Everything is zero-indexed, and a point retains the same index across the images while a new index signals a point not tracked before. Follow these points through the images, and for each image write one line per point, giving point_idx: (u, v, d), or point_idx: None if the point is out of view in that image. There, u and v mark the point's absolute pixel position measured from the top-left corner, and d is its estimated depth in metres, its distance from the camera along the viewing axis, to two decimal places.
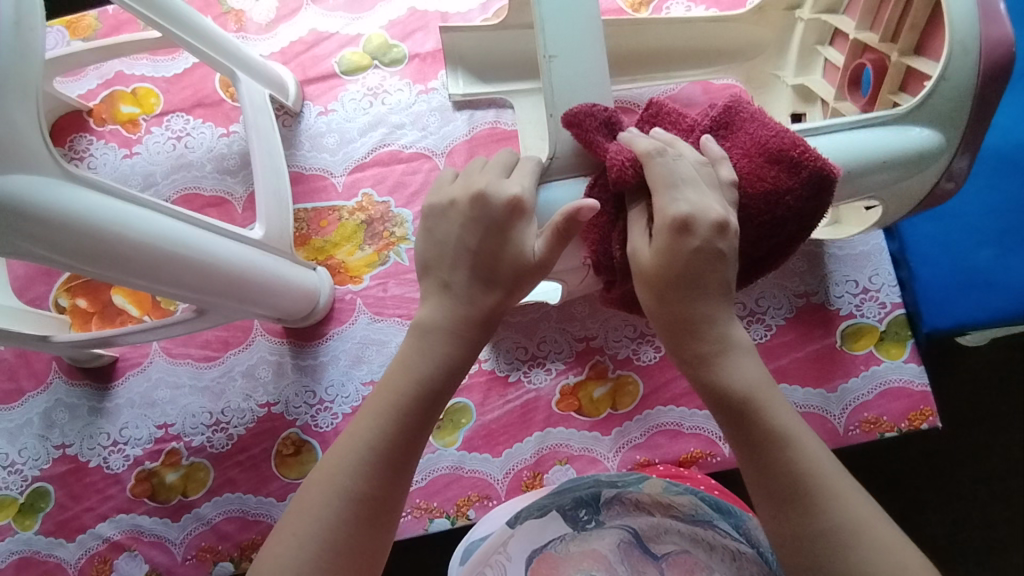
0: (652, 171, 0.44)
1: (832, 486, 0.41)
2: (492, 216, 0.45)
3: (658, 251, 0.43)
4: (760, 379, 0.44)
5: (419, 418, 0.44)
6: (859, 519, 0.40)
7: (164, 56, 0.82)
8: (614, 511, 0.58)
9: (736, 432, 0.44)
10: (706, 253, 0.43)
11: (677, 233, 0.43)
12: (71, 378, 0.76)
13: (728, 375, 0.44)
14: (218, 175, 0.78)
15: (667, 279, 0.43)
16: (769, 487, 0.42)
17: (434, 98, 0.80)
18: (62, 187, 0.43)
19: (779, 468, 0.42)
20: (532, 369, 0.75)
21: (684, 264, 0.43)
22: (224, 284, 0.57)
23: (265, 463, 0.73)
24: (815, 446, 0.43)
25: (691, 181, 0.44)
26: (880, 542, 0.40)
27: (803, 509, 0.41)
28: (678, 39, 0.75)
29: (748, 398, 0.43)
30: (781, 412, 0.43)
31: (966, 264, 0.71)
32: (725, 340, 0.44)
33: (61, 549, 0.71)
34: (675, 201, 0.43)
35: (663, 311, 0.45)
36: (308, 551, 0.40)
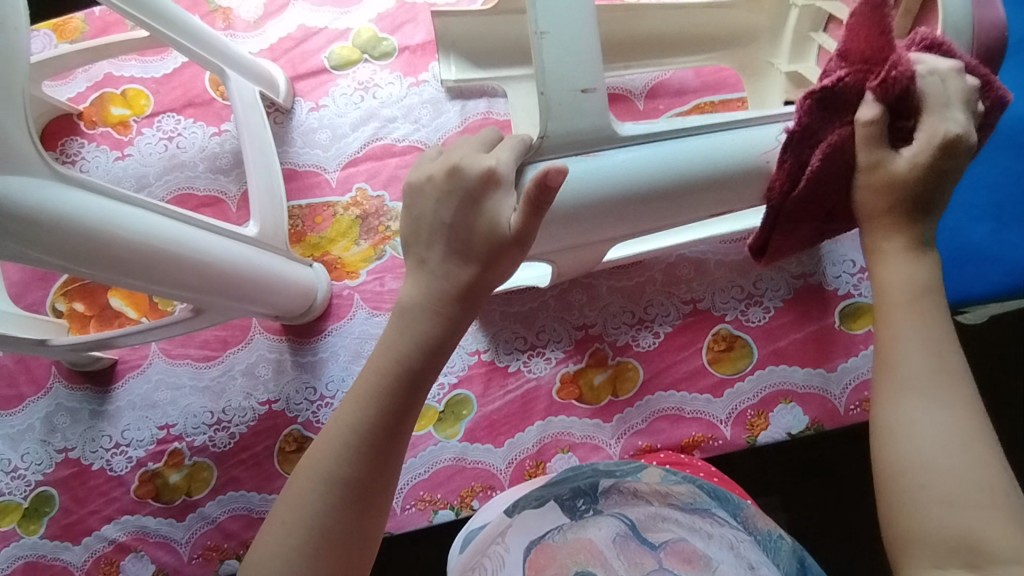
0: (925, 93, 0.48)
1: (954, 395, 0.44)
2: (468, 187, 0.44)
3: (914, 164, 0.48)
4: (927, 287, 0.48)
5: (402, 398, 0.43)
6: (965, 428, 0.43)
7: (152, 56, 0.81)
8: (611, 500, 0.57)
9: (885, 315, 0.48)
10: (949, 172, 0.48)
11: (942, 150, 0.47)
12: (71, 382, 0.77)
13: (887, 273, 0.49)
14: (211, 174, 0.78)
15: (908, 186, 0.48)
16: (898, 369, 0.46)
17: (426, 90, 0.80)
18: (54, 188, 0.43)
19: (907, 356, 0.46)
20: (532, 358, 0.75)
21: (922, 180, 0.48)
22: (220, 281, 0.56)
23: (268, 460, 0.73)
24: (948, 362, 0.46)
25: (965, 105, 0.48)
26: (977, 458, 0.42)
27: (910, 400, 0.45)
28: (669, 26, 0.75)
29: (910, 295, 0.48)
30: (924, 326, 0.47)
31: (964, 240, 0.71)
32: (923, 243, 0.50)
33: (67, 553, 0.71)
34: (949, 120, 0.47)
35: (884, 209, 0.50)
36: (296, 533, 0.40)
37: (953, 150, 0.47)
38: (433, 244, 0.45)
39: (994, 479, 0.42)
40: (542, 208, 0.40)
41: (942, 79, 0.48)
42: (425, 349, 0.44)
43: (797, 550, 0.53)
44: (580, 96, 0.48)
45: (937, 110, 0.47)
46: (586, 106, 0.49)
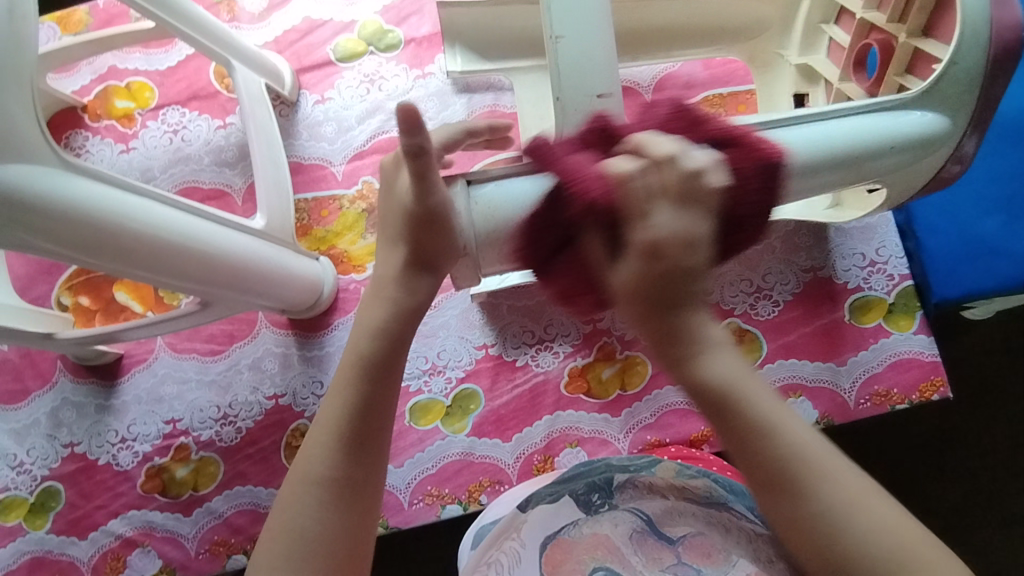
0: (627, 197, 0.38)
1: (823, 466, 0.38)
2: (384, 172, 0.48)
3: (637, 275, 0.38)
4: (739, 370, 0.40)
5: (368, 389, 0.43)
6: (852, 490, 0.37)
7: (156, 48, 0.81)
8: (627, 495, 0.56)
9: (717, 425, 0.39)
10: (679, 273, 0.38)
11: (651, 256, 0.37)
12: (77, 376, 0.76)
13: (703, 375, 0.39)
14: (216, 167, 0.77)
15: (652, 300, 0.38)
16: (761, 476, 0.38)
17: (432, 83, 0.79)
18: (62, 177, 0.42)
19: (764, 454, 0.38)
20: (540, 352, 0.74)
21: (664, 289, 0.38)
22: (225, 275, 0.56)
23: (275, 455, 0.73)
24: (799, 427, 0.39)
25: (676, 193, 0.38)
26: (877, 515, 0.37)
27: (792, 496, 0.37)
28: (679, 17, 0.74)
29: (728, 391, 0.39)
30: (762, 400, 0.39)
31: (975, 233, 0.70)
32: (710, 339, 0.39)
33: (73, 548, 0.71)
34: (653, 223, 0.37)
35: (646, 328, 0.39)
36: (283, 539, 0.40)
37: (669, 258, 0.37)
38: (379, 237, 0.47)
39: (903, 526, 0.37)
40: (427, 173, 0.42)
41: (656, 170, 0.38)
42: (379, 334, 0.44)
43: None
44: (597, 102, 0.47)
45: (644, 206, 0.38)
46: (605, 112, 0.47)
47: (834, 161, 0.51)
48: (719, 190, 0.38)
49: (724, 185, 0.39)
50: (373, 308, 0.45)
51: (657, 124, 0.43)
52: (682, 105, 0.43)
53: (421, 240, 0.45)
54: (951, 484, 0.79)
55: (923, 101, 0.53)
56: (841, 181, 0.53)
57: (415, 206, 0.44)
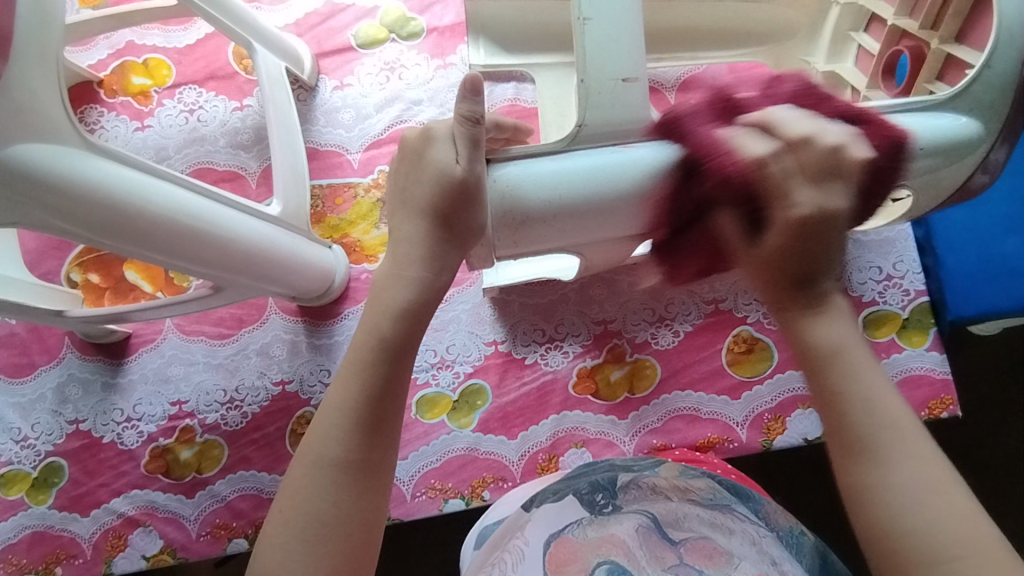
0: (768, 178, 0.42)
1: (911, 446, 0.39)
2: (408, 152, 0.47)
3: (767, 242, 0.42)
4: (852, 339, 0.42)
5: (383, 373, 0.43)
6: (933, 479, 0.38)
7: (175, 25, 0.80)
8: (631, 495, 0.56)
9: (813, 383, 0.42)
10: (821, 236, 0.41)
11: (801, 232, 0.41)
12: (84, 353, 0.76)
13: (813, 330, 0.42)
14: (231, 150, 0.77)
15: (774, 252, 0.42)
16: (847, 438, 0.40)
17: (453, 74, 0.79)
18: (83, 158, 0.42)
19: (852, 417, 0.40)
20: (549, 351, 0.74)
21: (788, 246, 0.41)
22: (239, 259, 0.55)
23: (280, 441, 0.72)
24: (899, 408, 0.40)
25: (815, 169, 0.41)
26: (955, 509, 0.38)
27: (873, 462, 0.39)
28: (707, 19, 0.73)
29: (836, 352, 0.41)
30: (868, 372, 0.41)
31: (993, 251, 0.70)
32: (827, 298, 0.42)
33: (75, 524, 0.71)
34: (795, 200, 0.41)
35: (764, 275, 0.43)
36: (294, 521, 0.40)
37: (812, 230, 0.41)
38: (402, 211, 0.46)
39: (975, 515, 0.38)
40: (479, 141, 0.45)
41: (802, 147, 0.42)
42: (402, 317, 0.44)
43: (818, 546, 0.53)
44: (621, 85, 0.46)
45: (784, 185, 0.41)
46: (627, 97, 0.46)
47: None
48: (858, 161, 0.42)
49: (865, 156, 0.42)
50: (395, 291, 0.44)
51: (783, 98, 0.46)
52: (806, 83, 0.47)
53: (453, 212, 0.45)
54: None
55: (956, 105, 0.52)
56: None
57: (456, 175, 0.44)
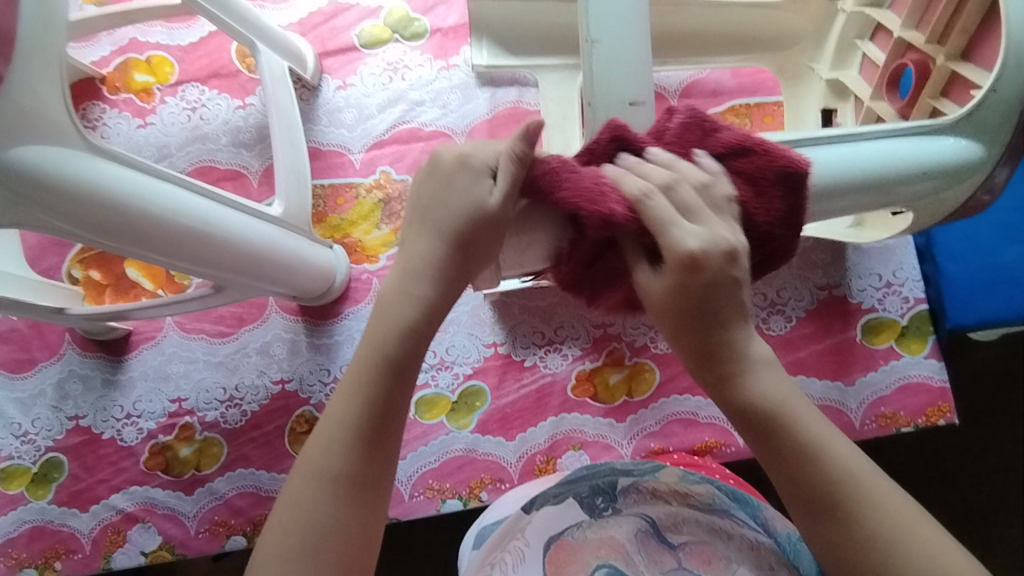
0: (647, 212, 0.38)
1: (868, 490, 0.39)
2: (441, 172, 0.43)
3: (670, 287, 0.39)
4: (785, 389, 0.41)
5: (387, 387, 0.42)
6: (898, 515, 0.39)
7: (179, 23, 0.79)
8: (630, 499, 0.56)
9: (760, 446, 0.41)
10: (721, 283, 0.39)
11: (685, 270, 0.38)
12: (85, 350, 0.76)
13: (749, 394, 0.41)
14: (233, 148, 0.77)
15: (676, 309, 0.39)
16: (807, 499, 0.40)
17: (456, 75, 0.79)
18: (84, 159, 0.42)
19: (805, 476, 0.40)
20: (549, 353, 0.74)
21: (696, 295, 0.39)
22: (241, 261, 0.56)
23: (279, 440, 0.73)
24: (846, 450, 0.40)
25: (680, 209, 0.39)
26: (926, 541, 0.38)
27: (836, 518, 0.39)
28: (713, 24, 0.73)
29: (774, 411, 0.41)
30: (807, 422, 0.41)
31: (994, 262, 0.70)
32: (748, 352, 0.41)
33: (74, 520, 0.72)
34: (680, 236, 0.38)
35: (680, 340, 0.41)
36: (293, 530, 0.40)
37: (702, 267, 0.38)
38: (421, 230, 0.44)
39: (943, 553, 0.38)
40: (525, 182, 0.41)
41: (668, 190, 0.39)
42: (407, 334, 0.43)
43: None
44: (627, 110, 0.46)
45: (665, 225, 0.38)
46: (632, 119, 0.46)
47: (863, 184, 0.50)
48: (727, 199, 0.41)
49: (731, 193, 0.41)
50: (402, 308, 0.43)
51: (669, 133, 0.42)
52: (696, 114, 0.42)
53: (482, 243, 0.43)
54: (949, 497, 0.80)
55: (958, 128, 0.52)
56: (864, 204, 0.52)
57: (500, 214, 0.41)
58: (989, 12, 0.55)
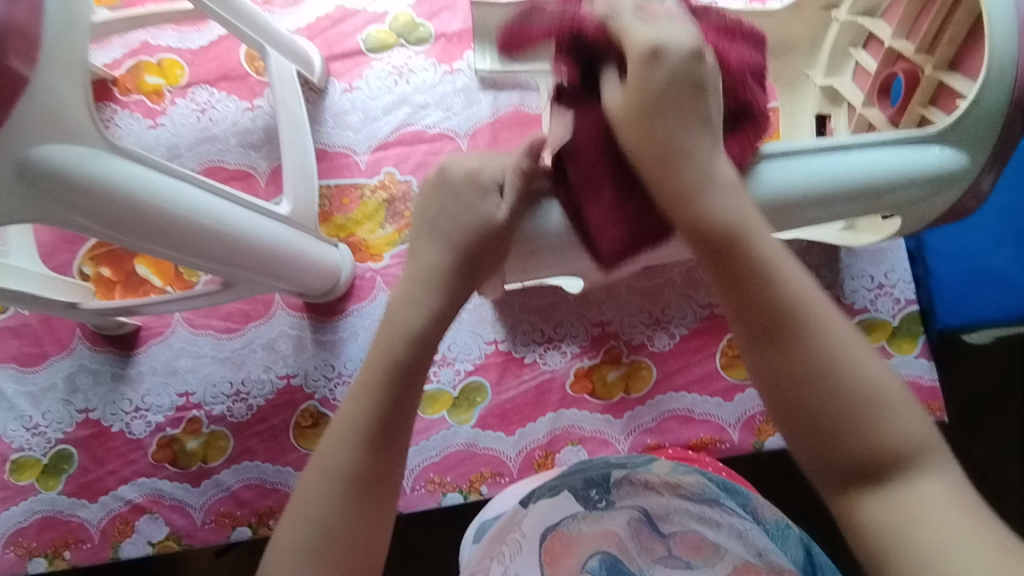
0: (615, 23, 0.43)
1: (818, 315, 0.39)
2: (450, 188, 0.47)
3: (631, 89, 0.41)
4: (745, 213, 0.41)
5: (395, 393, 0.44)
6: (845, 341, 0.39)
7: (189, 27, 0.81)
8: (623, 491, 0.58)
9: (717, 271, 0.40)
10: (681, 80, 0.41)
11: (647, 64, 0.41)
12: (95, 344, 0.78)
13: (709, 211, 0.40)
14: (242, 149, 0.79)
15: (637, 114, 0.41)
16: (758, 321, 0.39)
17: (459, 79, 0.81)
18: (104, 158, 0.44)
19: (758, 298, 0.39)
20: (548, 350, 0.76)
21: (657, 92, 0.41)
22: (248, 257, 0.57)
23: (284, 434, 0.75)
24: (800, 277, 0.40)
25: (649, 19, 0.42)
26: (868, 366, 0.39)
27: (785, 340, 0.39)
28: None
29: (733, 231, 0.40)
30: (765, 244, 0.40)
31: (982, 264, 0.71)
32: (710, 167, 0.41)
33: (83, 510, 0.74)
34: (647, 33, 0.41)
35: (641, 146, 0.41)
36: (304, 529, 0.42)
37: (661, 63, 0.41)
38: (429, 241, 0.47)
39: (882, 378, 0.39)
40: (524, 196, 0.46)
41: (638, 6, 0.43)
42: (415, 340, 0.45)
43: (805, 538, 0.52)
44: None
45: (629, 27, 0.42)
46: None
47: (851, 193, 0.53)
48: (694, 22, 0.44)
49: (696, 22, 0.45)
50: (410, 317, 0.45)
51: None
52: None
53: (488, 254, 0.47)
54: None
55: (943, 138, 0.54)
56: (853, 212, 0.55)
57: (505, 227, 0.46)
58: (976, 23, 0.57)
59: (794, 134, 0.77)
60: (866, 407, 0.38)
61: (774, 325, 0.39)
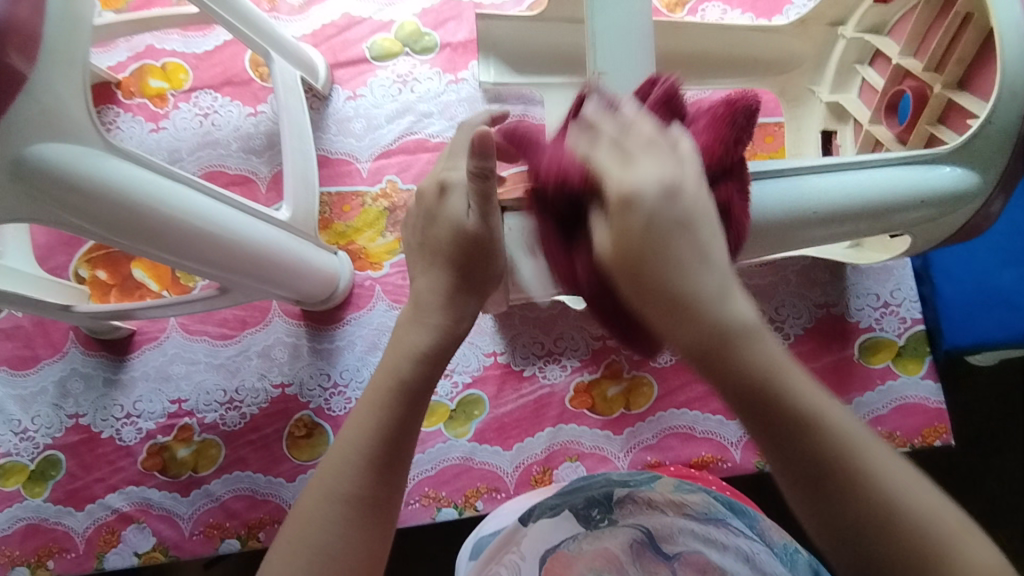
0: (592, 162, 0.36)
1: (868, 459, 0.34)
2: (425, 205, 0.46)
3: (616, 234, 0.34)
4: (778, 353, 0.35)
5: (402, 413, 0.42)
6: (898, 472, 0.34)
7: (195, 32, 0.81)
8: (626, 510, 0.56)
9: (753, 423, 0.34)
10: (664, 225, 0.33)
11: (623, 206, 0.33)
12: (88, 348, 0.77)
13: (740, 364, 0.34)
14: (243, 154, 0.78)
15: (625, 263, 0.34)
16: (801, 474, 0.34)
17: (464, 89, 0.80)
18: (100, 157, 0.43)
19: (797, 454, 0.34)
20: (548, 364, 0.75)
21: (642, 239, 0.33)
22: (246, 263, 0.56)
23: (277, 443, 0.73)
24: (841, 413, 0.34)
25: (632, 150, 0.35)
26: (925, 500, 0.33)
27: (834, 492, 0.33)
28: (719, 45, 0.74)
29: (766, 380, 0.34)
30: (803, 389, 0.34)
31: (989, 283, 0.70)
32: (730, 318, 0.34)
33: (69, 518, 0.72)
34: (628, 173, 0.34)
35: (635, 296, 0.34)
36: (299, 553, 0.40)
37: (642, 204, 0.33)
38: (423, 264, 0.46)
39: (943, 512, 0.33)
40: (489, 196, 0.42)
41: (624, 136, 0.36)
42: (422, 359, 0.44)
43: (812, 563, 0.53)
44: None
45: (605, 169, 0.35)
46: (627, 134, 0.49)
47: (861, 212, 0.52)
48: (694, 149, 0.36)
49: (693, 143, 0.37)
50: (416, 350, 0.44)
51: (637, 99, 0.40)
52: (672, 89, 0.39)
53: (469, 264, 0.45)
54: None
55: (954, 158, 0.54)
56: (865, 230, 0.54)
57: (472, 229, 0.43)
58: (986, 44, 0.56)
59: (799, 150, 0.76)
60: (931, 547, 0.33)
61: (819, 477, 0.33)
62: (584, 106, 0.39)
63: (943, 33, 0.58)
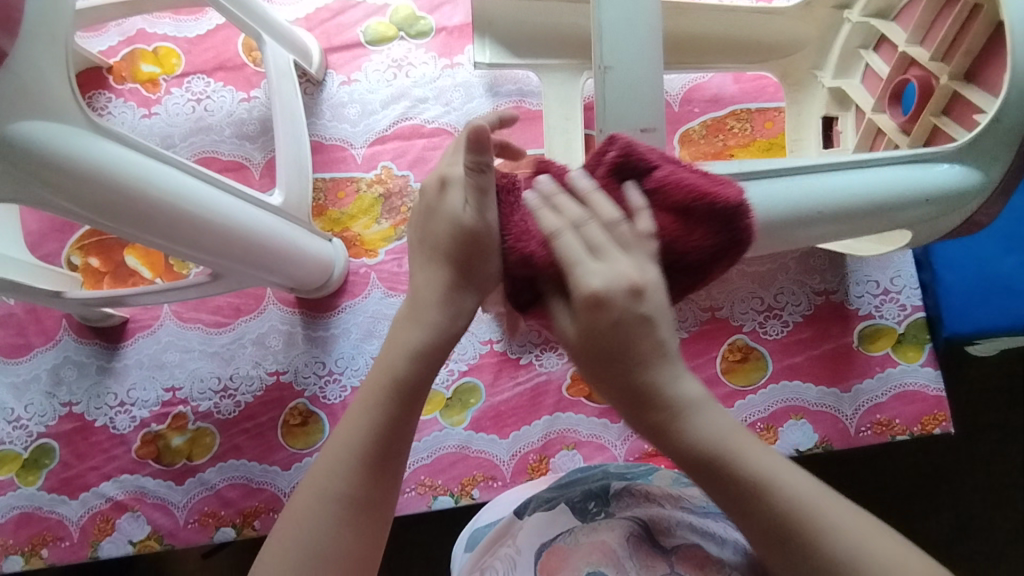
0: (558, 249, 0.38)
1: (824, 517, 0.37)
2: (426, 199, 0.44)
3: (580, 327, 0.38)
4: (728, 427, 0.39)
5: (397, 413, 0.42)
6: (857, 525, 0.37)
7: (187, 16, 0.80)
8: (624, 503, 0.54)
9: (715, 495, 0.39)
10: (628, 322, 0.38)
11: (591, 306, 0.37)
12: (81, 336, 0.76)
13: (691, 439, 0.39)
14: (236, 140, 0.77)
15: (585, 351, 0.39)
16: (765, 539, 0.38)
17: (459, 74, 0.79)
18: (87, 138, 0.42)
19: (760, 519, 0.37)
20: (545, 352, 0.74)
21: (606, 338, 0.38)
22: (238, 249, 0.55)
23: (271, 432, 0.73)
24: (794, 476, 0.38)
25: (592, 243, 0.39)
26: (886, 551, 0.36)
27: (797, 551, 0.37)
28: (720, 28, 0.72)
29: (717, 454, 0.38)
30: (752, 457, 0.38)
31: (989, 270, 0.69)
32: (680, 398, 0.39)
33: (63, 507, 0.71)
34: (586, 272, 0.38)
35: (598, 383, 0.40)
36: (289, 551, 0.39)
37: (608, 304, 0.37)
38: (424, 261, 0.44)
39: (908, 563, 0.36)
40: (487, 190, 0.41)
41: (586, 228, 0.39)
42: (416, 358, 0.42)
43: None
44: (639, 136, 0.44)
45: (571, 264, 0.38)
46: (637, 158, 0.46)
47: (866, 211, 0.51)
48: (648, 233, 0.40)
49: (651, 229, 0.40)
50: (409, 331, 0.43)
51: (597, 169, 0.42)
52: (631, 150, 0.41)
53: (466, 259, 0.42)
54: (941, 509, 0.79)
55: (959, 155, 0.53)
56: (868, 229, 0.53)
57: (471, 225, 0.41)
58: (994, 34, 0.55)
59: (799, 135, 0.75)
60: None
61: (781, 540, 0.37)
62: (546, 181, 0.41)
63: (952, 20, 0.57)
